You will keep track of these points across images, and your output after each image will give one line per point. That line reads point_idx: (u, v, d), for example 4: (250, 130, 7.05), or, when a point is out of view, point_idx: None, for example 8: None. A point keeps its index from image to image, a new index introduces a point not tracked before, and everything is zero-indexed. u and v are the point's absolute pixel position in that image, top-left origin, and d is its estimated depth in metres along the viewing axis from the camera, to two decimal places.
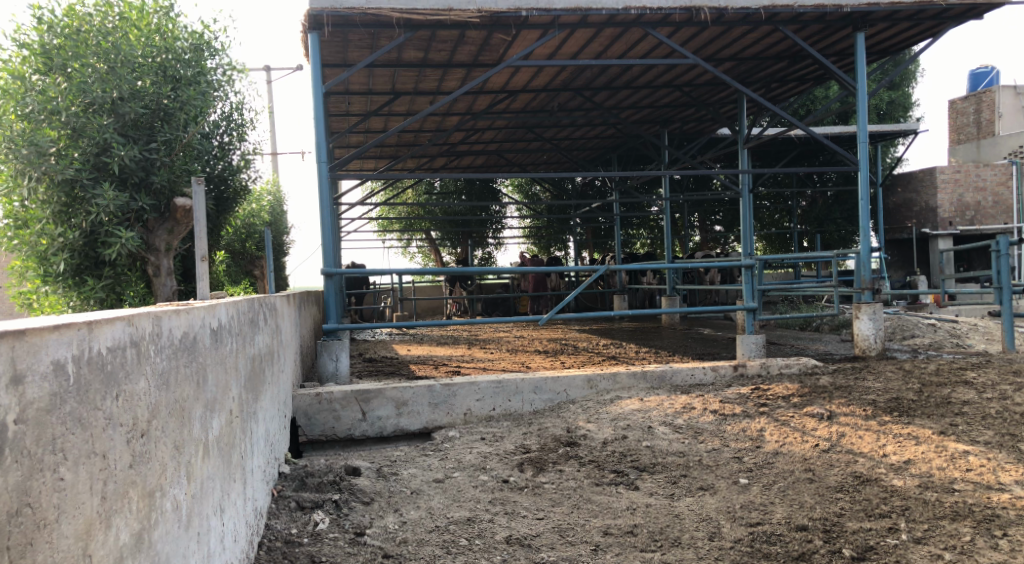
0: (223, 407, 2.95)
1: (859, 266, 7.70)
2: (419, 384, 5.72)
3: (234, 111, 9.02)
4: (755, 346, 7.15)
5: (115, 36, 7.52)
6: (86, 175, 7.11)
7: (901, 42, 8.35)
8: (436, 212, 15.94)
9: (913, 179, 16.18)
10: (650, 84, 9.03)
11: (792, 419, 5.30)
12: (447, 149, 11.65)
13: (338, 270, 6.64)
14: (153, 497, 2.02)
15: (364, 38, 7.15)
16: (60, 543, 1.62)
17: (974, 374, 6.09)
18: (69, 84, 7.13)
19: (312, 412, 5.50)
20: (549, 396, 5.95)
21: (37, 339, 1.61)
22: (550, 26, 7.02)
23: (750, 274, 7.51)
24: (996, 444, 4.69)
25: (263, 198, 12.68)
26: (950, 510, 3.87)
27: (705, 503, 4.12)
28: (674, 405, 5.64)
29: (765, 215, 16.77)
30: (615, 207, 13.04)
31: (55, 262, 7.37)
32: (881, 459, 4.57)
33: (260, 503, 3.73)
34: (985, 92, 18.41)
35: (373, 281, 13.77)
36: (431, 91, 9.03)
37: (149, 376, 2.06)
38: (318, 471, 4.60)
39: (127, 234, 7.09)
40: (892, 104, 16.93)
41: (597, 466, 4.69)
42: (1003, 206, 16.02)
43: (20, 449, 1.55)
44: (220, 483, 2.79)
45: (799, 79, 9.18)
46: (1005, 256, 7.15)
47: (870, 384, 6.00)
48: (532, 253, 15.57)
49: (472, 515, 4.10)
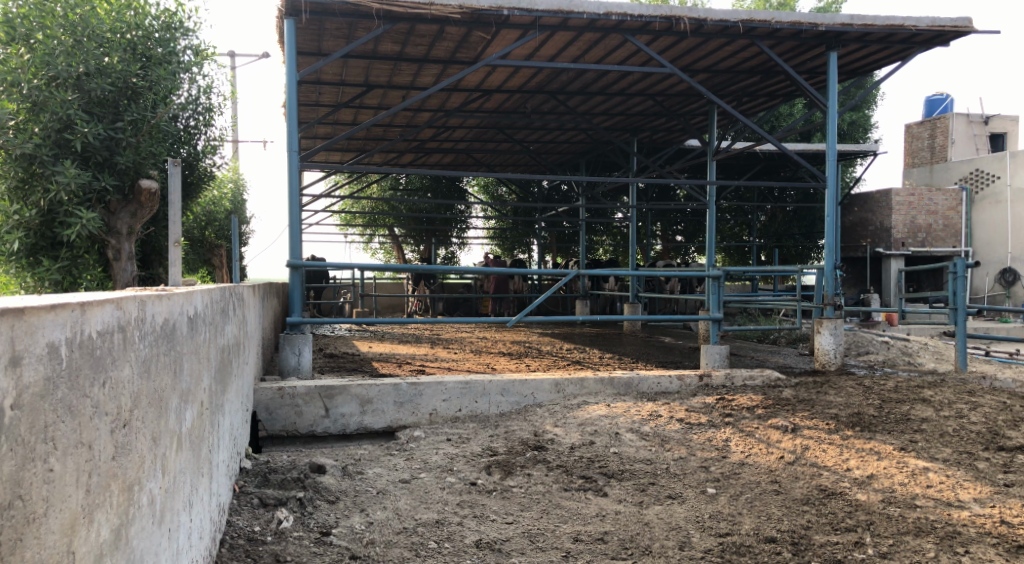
0: (195, 398, 2.84)
1: (822, 282, 7.83)
2: (385, 382, 5.61)
3: (203, 95, 8.74)
4: (719, 356, 7.12)
5: (83, 8, 7.23)
6: (47, 151, 6.84)
7: (870, 63, 8.50)
8: (401, 208, 15.85)
9: (869, 200, 16.52)
10: (624, 91, 9.08)
11: (757, 430, 5.33)
12: (416, 145, 11.60)
13: (303, 262, 6.46)
14: (132, 491, 1.92)
15: (341, 27, 7.03)
16: (47, 539, 1.51)
17: (931, 392, 6.19)
18: (32, 56, 6.83)
19: (273, 406, 5.37)
20: (515, 399, 5.90)
21: (35, 319, 1.51)
22: (530, 27, 6.99)
23: (716, 285, 7.53)
24: (954, 462, 4.77)
25: (225, 184, 12.42)
26: (913, 526, 3.91)
27: (674, 512, 4.11)
28: (641, 413, 5.62)
29: (724, 227, 16.98)
30: (580, 212, 13.09)
31: (8, 240, 7.04)
32: (845, 473, 4.62)
33: (223, 499, 3.61)
34: (940, 118, 19.01)
35: (334, 276, 13.56)
36: (405, 86, 8.96)
37: (133, 362, 1.96)
38: (281, 468, 4.50)
39: (88, 215, 6.82)
40: (852, 125, 17.35)
41: (565, 471, 4.65)
42: (952, 230, 16.62)
43: (16, 437, 1.44)
44: (190, 478, 2.69)
45: (770, 95, 9.30)
46: (962, 278, 7.26)
47: (832, 398, 6.07)
48: (495, 255, 15.50)
49: (440, 518, 4.02)
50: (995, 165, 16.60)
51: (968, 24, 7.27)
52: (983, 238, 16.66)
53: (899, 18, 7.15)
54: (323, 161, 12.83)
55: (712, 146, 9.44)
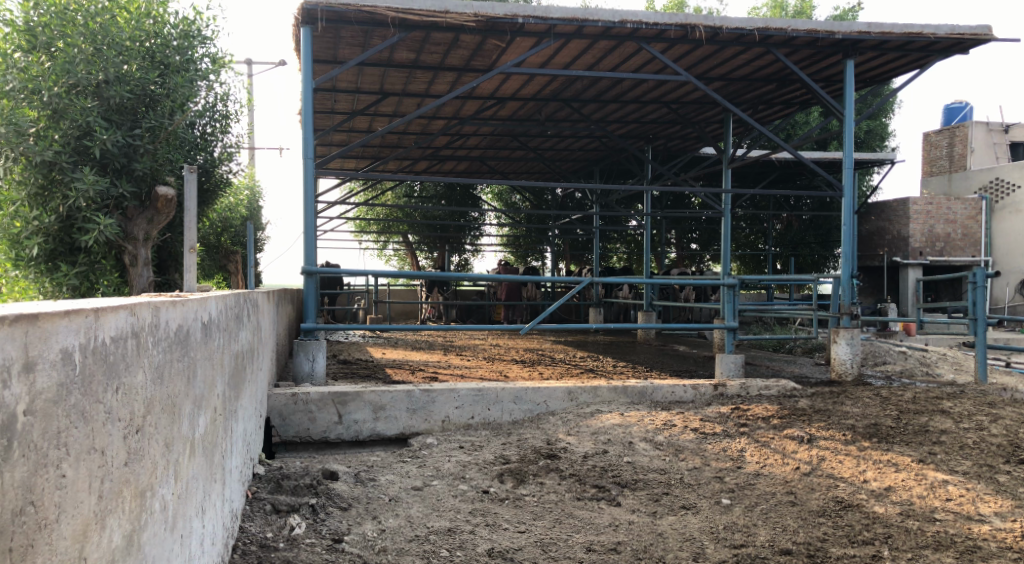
0: (209, 405, 2.85)
1: (838, 291, 7.75)
2: (399, 389, 5.61)
3: (219, 102, 8.81)
4: (734, 366, 7.05)
5: (104, 17, 7.30)
6: (66, 158, 6.94)
7: (887, 71, 8.44)
8: (415, 216, 15.96)
9: (886, 209, 16.39)
10: (638, 99, 9.07)
11: (772, 440, 5.28)
12: (431, 152, 11.65)
13: (318, 269, 6.46)
14: (145, 497, 1.92)
15: (357, 35, 7.06)
16: (59, 546, 1.51)
17: (951, 404, 6.11)
18: (53, 64, 6.94)
19: (286, 412, 5.38)
20: (528, 407, 5.87)
21: (49, 324, 1.51)
22: (546, 34, 6.98)
23: (731, 294, 7.44)
24: (974, 475, 4.70)
25: (242, 192, 12.54)
26: (932, 540, 3.85)
27: (688, 523, 4.07)
28: (655, 422, 5.59)
29: (740, 235, 16.90)
30: (594, 220, 13.04)
31: (28, 246, 7.13)
32: (862, 485, 4.57)
33: (236, 505, 3.61)
34: (959, 126, 18.87)
35: (348, 282, 13.64)
36: (419, 94, 8.99)
37: (147, 368, 1.96)
38: (293, 474, 4.49)
39: (106, 221, 6.88)
40: (869, 134, 17.28)
41: (578, 480, 4.62)
42: (972, 240, 16.47)
43: (29, 444, 1.45)
44: (203, 484, 2.69)
45: (786, 103, 9.28)
46: (981, 288, 7.15)
47: (848, 408, 6.00)
48: (508, 262, 15.53)
49: (453, 526, 4.01)
50: (1015, 174, 16.44)
51: (987, 32, 7.22)
52: (1003, 248, 16.48)
53: (918, 26, 7.07)
54: (338, 168, 12.91)
55: (727, 154, 9.39)
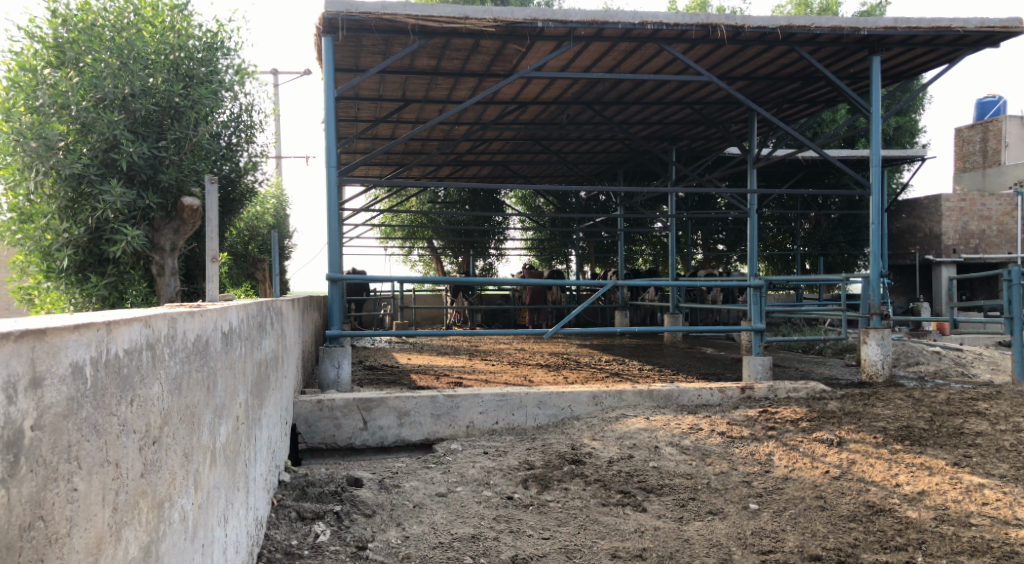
0: (230, 413, 2.86)
1: (868, 290, 7.62)
2: (423, 395, 5.61)
3: (245, 112, 8.92)
4: (761, 368, 6.95)
5: (130, 31, 7.43)
6: (95, 171, 7.06)
7: (915, 67, 8.30)
8: (439, 222, 16.03)
9: (917, 206, 16.13)
10: (661, 100, 9.02)
11: (801, 444, 5.20)
12: (453, 158, 11.69)
13: (343, 275, 6.48)
14: (162, 508, 1.93)
15: (378, 43, 7.10)
16: (71, 558, 1.52)
17: (986, 405, 5.97)
18: (81, 79, 7.06)
19: (312, 419, 5.41)
20: (553, 412, 5.84)
21: (57, 339, 1.52)
22: (565, 38, 6.96)
23: (759, 294, 7.29)
24: (1011, 478, 4.58)
25: (268, 201, 12.68)
26: (968, 546, 3.77)
27: (715, 528, 4.02)
28: (681, 426, 5.53)
29: (767, 235, 16.73)
30: (618, 222, 12.97)
31: (59, 258, 7.24)
32: (895, 489, 4.47)
33: (260, 513, 3.63)
34: (992, 121, 18.49)
35: (373, 288, 13.73)
36: (441, 100, 9.02)
37: (163, 380, 1.97)
38: (318, 481, 4.49)
39: (133, 231, 6.97)
40: (898, 130, 17.03)
41: (603, 485, 4.58)
42: (1008, 236, 16.11)
43: (36, 458, 1.46)
44: (224, 493, 2.70)
45: (811, 101, 9.17)
46: (1018, 286, 6.97)
47: (879, 410, 5.90)
48: (533, 266, 15.54)
49: (477, 532, 3.99)
50: None
51: (1019, 24, 7.06)
52: None
53: (946, 19, 6.95)
54: (363, 175, 13.02)
55: (752, 154, 9.29)
